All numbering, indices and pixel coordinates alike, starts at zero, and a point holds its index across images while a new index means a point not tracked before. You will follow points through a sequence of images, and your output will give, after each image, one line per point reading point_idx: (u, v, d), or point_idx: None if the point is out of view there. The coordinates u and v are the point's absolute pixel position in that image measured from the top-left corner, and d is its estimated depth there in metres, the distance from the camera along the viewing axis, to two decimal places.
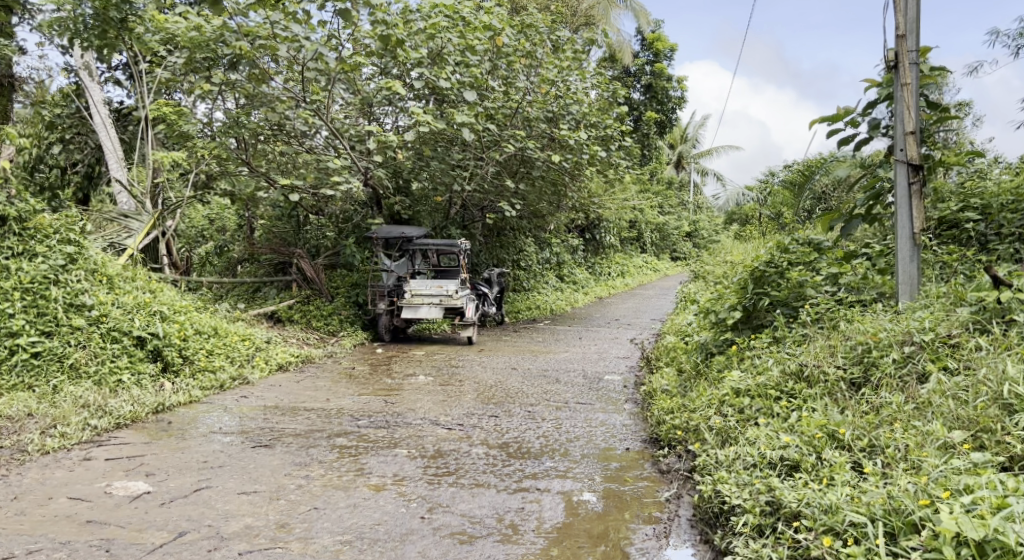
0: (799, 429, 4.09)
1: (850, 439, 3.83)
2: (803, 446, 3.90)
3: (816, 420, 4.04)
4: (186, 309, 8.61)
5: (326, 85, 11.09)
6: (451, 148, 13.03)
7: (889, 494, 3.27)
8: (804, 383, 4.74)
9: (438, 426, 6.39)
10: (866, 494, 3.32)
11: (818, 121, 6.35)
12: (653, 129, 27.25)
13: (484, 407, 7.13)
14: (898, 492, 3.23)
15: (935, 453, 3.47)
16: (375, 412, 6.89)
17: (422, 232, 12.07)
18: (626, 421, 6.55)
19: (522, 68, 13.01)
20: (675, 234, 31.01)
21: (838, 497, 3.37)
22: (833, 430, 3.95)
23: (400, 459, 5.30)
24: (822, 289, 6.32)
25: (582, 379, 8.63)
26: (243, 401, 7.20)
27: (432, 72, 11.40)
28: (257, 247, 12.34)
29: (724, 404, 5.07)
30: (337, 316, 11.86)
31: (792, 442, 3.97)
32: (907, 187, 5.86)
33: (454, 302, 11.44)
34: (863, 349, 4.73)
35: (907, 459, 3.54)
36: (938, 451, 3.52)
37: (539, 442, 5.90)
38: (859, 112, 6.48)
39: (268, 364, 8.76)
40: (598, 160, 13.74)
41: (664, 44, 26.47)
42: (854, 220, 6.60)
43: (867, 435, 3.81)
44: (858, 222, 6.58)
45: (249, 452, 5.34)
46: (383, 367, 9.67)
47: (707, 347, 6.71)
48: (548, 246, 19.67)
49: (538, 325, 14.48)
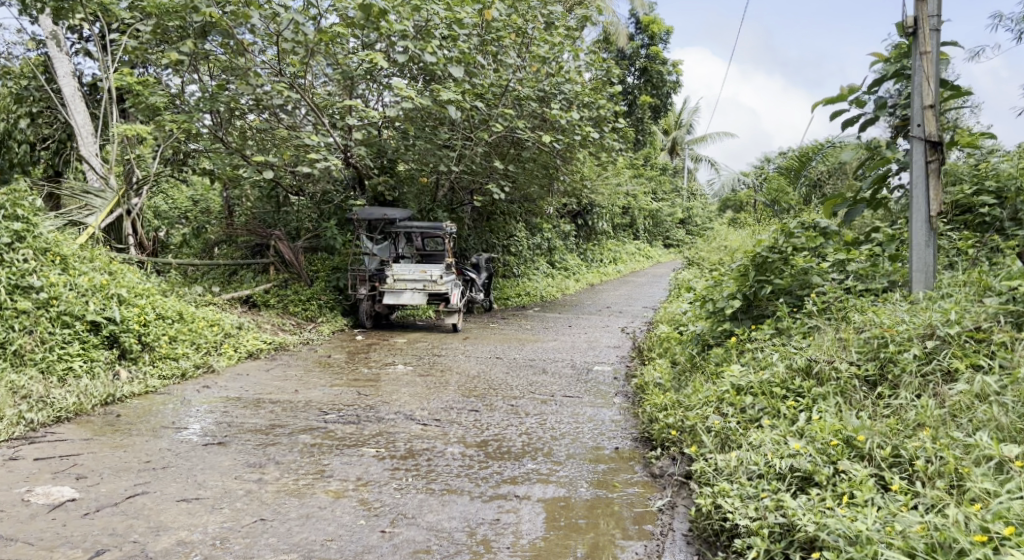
0: (811, 434, 3.62)
1: (871, 448, 3.37)
2: (816, 455, 3.43)
3: (830, 425, 3.57)
4: (149, 292, 8.07)
5: (304, 57, 10.57)
6: (439, 128, 12.51)
7: (932, 523, 2.83)
8: (813, 381, 4.25)
9: (412, 422, 5.90)
10: (899, 521, 2.89)
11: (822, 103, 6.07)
12: (647, 113, 26.74)
13: (465, 400, 6.65)
14: (948, 524, 2.78)
15: (980, 471, 3.01)
16: (346, 405, 6.41)
17: (405, 214, 11.55)
18: (615, 418, 6.08)
19: (512, 45, 12.40)
20: (669, 221, 30.53)
21: (868, 525, 2.92)
22: (850, 436, 3.49)
23: (367, 460, 4.81)
24: (830, 276, 5.84)
25: (570, 370, 8.16)
26: (205, 392, 6.70)
27: (417, 46, 10.77)
28: (235, 227, 12.14)
29: (723, 402, 4.60)
30: (316, 302, 11.34)
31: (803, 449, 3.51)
32: (924, 166, 5.38)
33: (438, 288, 10.94)
34: (881, 342, 4.24)
35: (944, 476, 3.10)
36: (985, 469, 3.04)
37: (521, 441, 5.43)
38: (864, 91, 6.16)
39: (238, 351, 8.29)
40: (591, 141, 13.20)
41: (660, 28, 25.91)
42: (858, 206, 6.00)
43: (891, 443, 3.36)
44: (863, 209, 5.99)
45: (198, 450, 4.87)
46: (361, 355, 9.17)
47: (704, 339, 6.22)
48: (539, 232, 19.16)
49: (527, 312, 14.03)
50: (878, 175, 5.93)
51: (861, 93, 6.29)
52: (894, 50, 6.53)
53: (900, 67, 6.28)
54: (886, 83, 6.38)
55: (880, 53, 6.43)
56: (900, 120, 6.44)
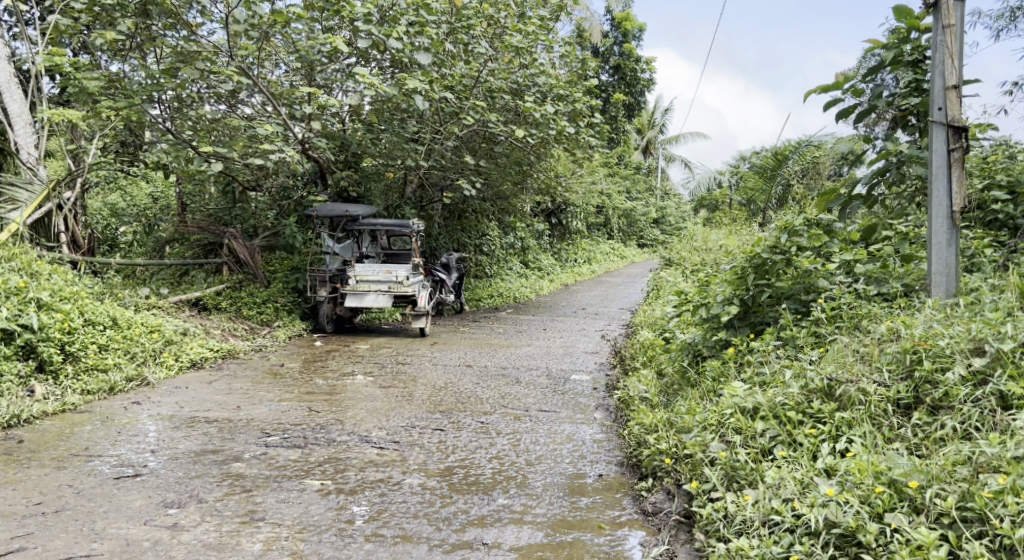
0: (847, 477, 3.10)
1: (929, 501, 2.88)
2: (859, 505, 2.95)
3: (870, 467, 3.07)
4: (76, 294, 7.22)
5: (259, 41, 9.81)
6: (407, 121, 11.82)
7: None
8: (834, 405, 3.63)
9: (367, 445, 5.17)
10: None
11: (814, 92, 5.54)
12: (620, 111, 26.31)
13: (427, 418, 5.94)
14: None
15: None
16: (295, 424, 5.66)
17: (368, 210, 10.77)
18: (597, 438, 5.39)
19: (483, 34, 11.64)
20: (643, 221, 29.93)
21: None
22: (898, 481, 2.98)
23: (308, 497, 4.13)
24: (836, 279, 5.20)
25: (545, 380, 7.46)
26: (133, 409, 5.89)
27: (381, 31, 10.00)
28: (187, 225, 11.11)
29: (726, 427, 3.94)
30: (272, 304, 10.55)
31: (842, 498, 3.00)
32: (946, 155, 4.77)
33: (403, 290, 10.22)
34: (915, 358, 3.61)
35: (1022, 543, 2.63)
36: None
37: (491, 468, 4.73)
38: (859, 78, 5.64)
39: (178, 360, 7.49)
40: (565, 136, 12.51)
41: (633, 24, 25.41)
42: (854, 202, 5.50)
43: (953, 492, 2.86)
44: (859, 204, 5.49)
45: (106, 486, 4.16)
46: (317, 363, 8.40)
47: (696, 349, 5.54)
48: (512, 230, 18.48)
49: (500, 314, 13.35)
50: (878, 170, 5.43)
51: (857, 80, 5.75)
52: (890, 34, 5.97)
53: (899, 53, 5.72)
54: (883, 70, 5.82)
55: (875, 39, 5.86)
56: (898, 110, 5.88)
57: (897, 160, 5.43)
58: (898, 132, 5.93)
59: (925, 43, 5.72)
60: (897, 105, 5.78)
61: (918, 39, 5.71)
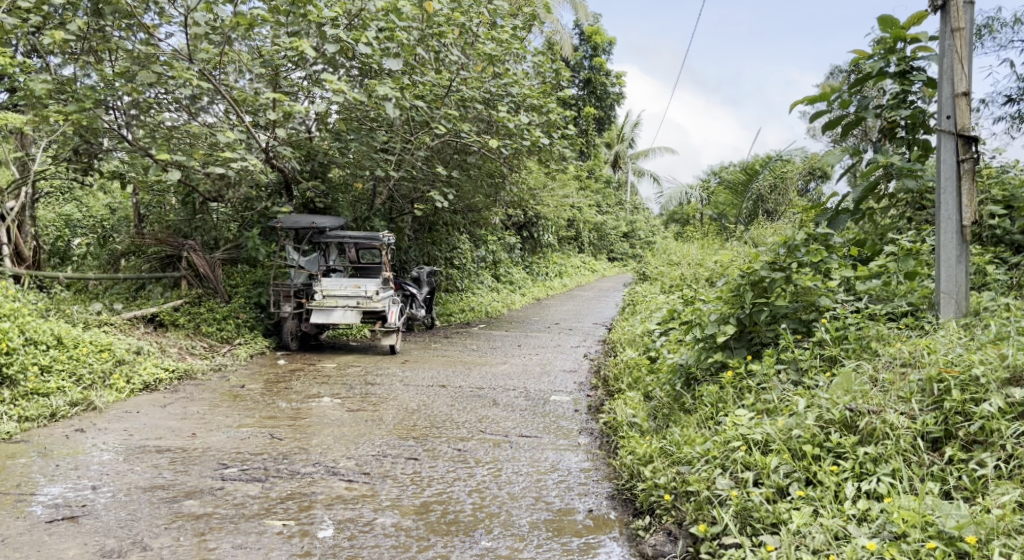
0: (892, 527, 3.02)
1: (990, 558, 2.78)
2: None
3: (917, 515, 3.00)
4: (17, 311, 6.77)
5: (221, 44, 9.37)
6: (376, 130, 11.40)
7: None
8: (854, 437, 3.53)
9: (335, 477, 4.72)
10: None
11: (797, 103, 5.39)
12: (591, 125, 26.14)
13: (400, 445, 5.51)
14: None
15: None
16: (257, 453, 5.22)
17: (336, 222, 10.32)
18: (584, 467, 5.00)
19: (455, 42, 11.29)
20: (614, 234, 29.61)
21: None
22: (951, 534, 2.90)
23: (269, 541, 3.72)
24: (839, 298, 4.92)
25: (525, 401, 7.07)
26: (74, 438, 5.37)
27: (349, 36, 9.62)
28: (143, 236, 10.56)
29: (733, 462, 3.71)
30: (233, 320, 10.04)
31: (886, 553, 2.92)
32: (955, 166, 4.51)
33: (373, 305, 9.77)
34: (942, 388, 3.57)
35: None
36: None
37: (471, 504, 4.31)
38: (843, 89, 5.37)
39: (130, 382, 6.99)
40: (539, 147, 12.17)
41: (603, 38, 25.37)
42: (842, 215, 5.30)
43: (1018, 546, 2.78)
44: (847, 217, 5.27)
45: (36, 532, 3.72)
46: (281, 383, 7.92)
47: (689, 371, 5.19)
48: (483, 244, 18.06)
49: (472, 330, 12.94)
50: (869, 184, 5.14)
51: (844, 91, 5.46)
52: (874, 44, 5.64)
53: (884, 64, 5.35)
54: (872, 82, 5.51)
55: (861, 49, 5.51)
56: (888, 122, 5.58)
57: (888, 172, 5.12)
58: (886, 143, 5.64)
59: (913, 54, 5.32)
60: (886, 117, 5.49)
61: (906, 50, 5.36)
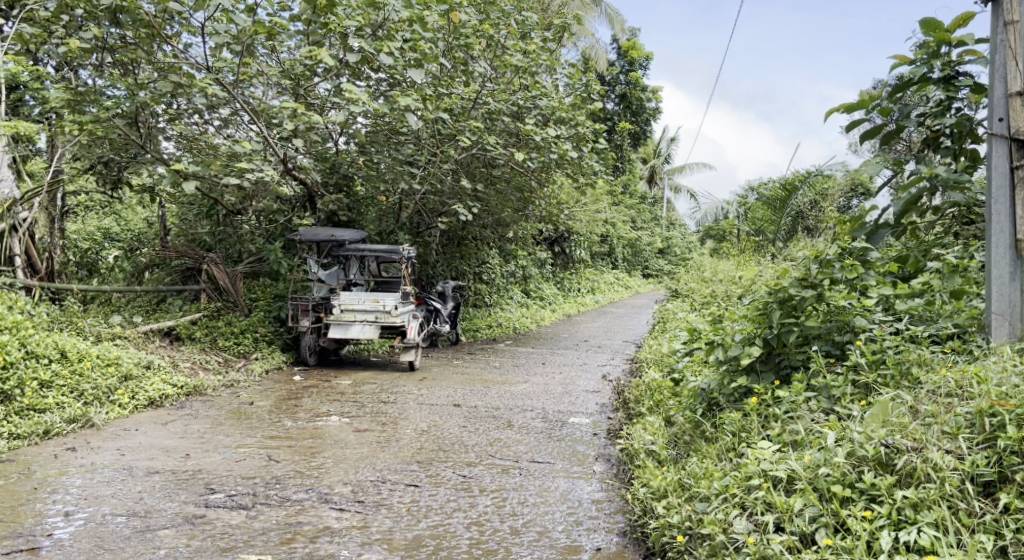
0: None
1: None
2: None
3: None
4: (20, 325, 6.61)
5: (242, 54, 9.12)
6: (403, 144, 11.12)
7: None
8: (892, 479, 3.13)
9: (327, 505, 4.43)
10: None
11: (831, 112, 4.98)
12: (626, 140, 25.69)
13: (402, 470, 5.19)
14: None
15: None
16: (250, 476, 4.95)
17: (355, 235, 10.08)
18: (596, 498, 4.62)
19: (481, 53, 10.99)
20: (648, 250, 29.02)
21: None
22: None
23: None
24: (876, 318, 4.51)
25: (541, 423, 6.69)
26: (63, 457, 5.15)
27: (372, 45, 9.28)
28: (166, 248, 10.41)
29: (754, 503, 3.34)
30: (251, 334, 9.85)
31: None
32: (1008, 174, 4.06)
33: (391, 320, 9.50)
34: (995, 423, 3.15)
35: None
36: None
37: (468, 539, 3.97)
38: (880, 96, 4.95)
39: (134, 397, 6.77)
40: (568, 160, 11.73)
41: (639, 53, 24.97)
42: (881, 230, 4.85)
43: None
44: (886, 233, 4.84)
45: None
46: (291, 400, 7.67)
47: (712, 396, 4.79)
48: (513, 259, 17.70)
49: (497, 346, 12.59)
50: (908, 198, 4.67)
51: (882, 98, 5.04)
52: (916, 46, 5.20)
53: (927, 69, 4.91)
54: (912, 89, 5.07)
55: (900, 53, 5.08)
56: (930, 131, 5.12)
57: (933, 184, 4.67)
58: (931, 154, 5.19)
59: (959, 58, 4.87)
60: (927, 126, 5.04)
61: (951, 53, 4.91)
